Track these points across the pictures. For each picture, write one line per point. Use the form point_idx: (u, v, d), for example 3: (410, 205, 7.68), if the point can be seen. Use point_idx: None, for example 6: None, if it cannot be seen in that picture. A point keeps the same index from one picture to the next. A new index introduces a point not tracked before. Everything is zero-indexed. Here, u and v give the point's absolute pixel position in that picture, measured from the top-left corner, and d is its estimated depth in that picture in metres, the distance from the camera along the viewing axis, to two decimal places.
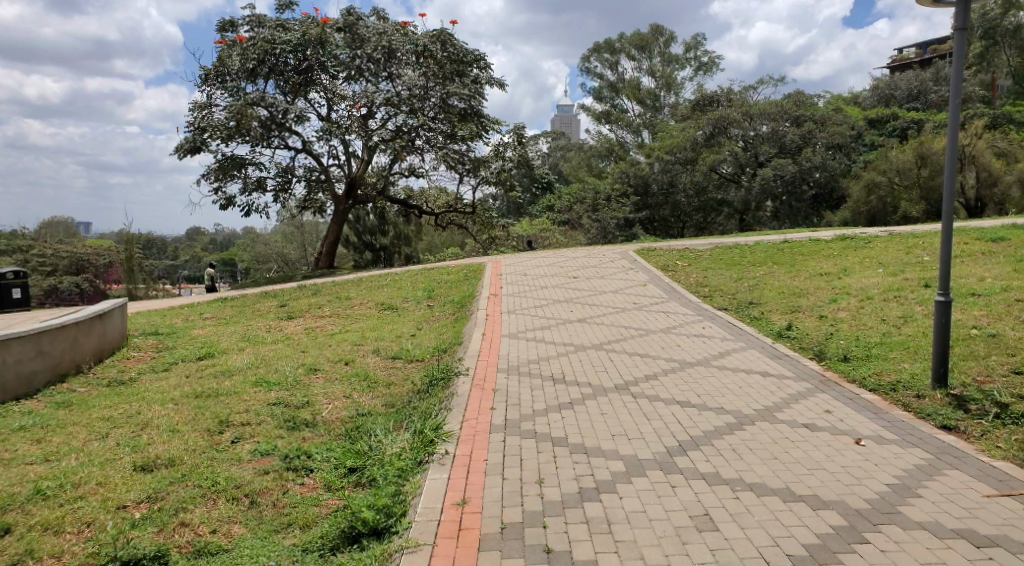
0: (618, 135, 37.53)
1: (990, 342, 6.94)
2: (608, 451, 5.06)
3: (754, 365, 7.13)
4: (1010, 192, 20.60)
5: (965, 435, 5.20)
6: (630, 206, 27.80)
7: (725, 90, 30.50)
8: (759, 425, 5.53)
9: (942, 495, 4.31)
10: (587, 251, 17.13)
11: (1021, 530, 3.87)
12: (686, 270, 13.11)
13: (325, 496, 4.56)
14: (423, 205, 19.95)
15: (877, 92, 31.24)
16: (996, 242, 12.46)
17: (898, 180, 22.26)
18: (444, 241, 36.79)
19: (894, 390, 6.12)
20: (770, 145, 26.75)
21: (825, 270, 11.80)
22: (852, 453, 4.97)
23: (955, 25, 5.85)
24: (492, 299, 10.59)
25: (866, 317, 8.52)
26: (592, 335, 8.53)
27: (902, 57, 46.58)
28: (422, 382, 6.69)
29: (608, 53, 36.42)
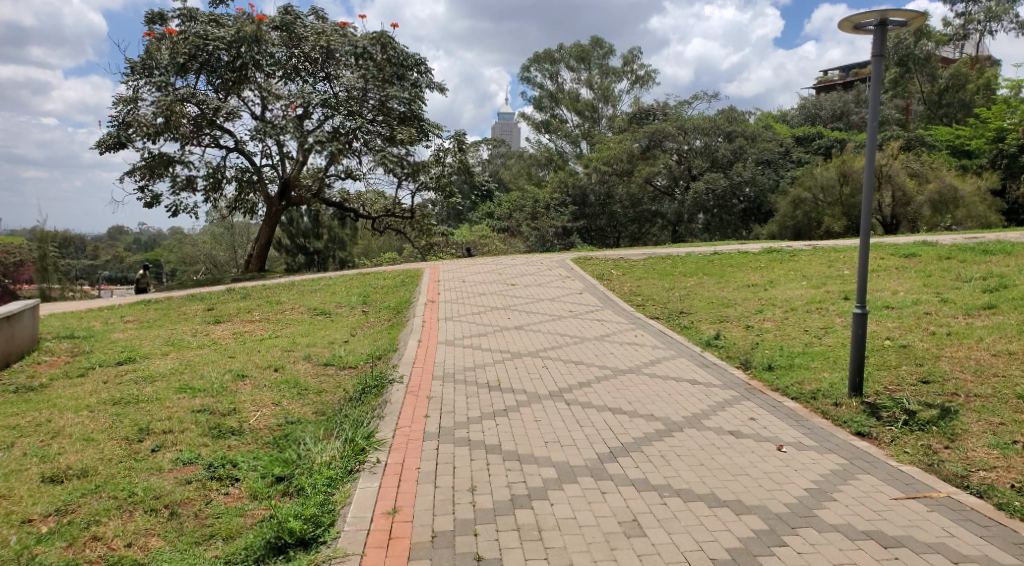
0: (557, 145, 38.07)
1: (902, 353, 7.32)
2: (541, 458, 5.09)
3: (683, 374, 7.31)
4: (922, 211, 21.83)
5: (877, 441, 5.46)
6: (568, 215, 28.26)
7: (661, 104, 31.31)
8: (687, 432, 5.67)
9: (855, 498, 4.51)
10: (526, 258, 17.17)
11: (926, 531, 4.08)
12: (622, 280, 13.34)
13: (250, 506, 4.44)
14: (360, 209, 19.61)
15: (804, 112, 32.56)
16: (909, 258, 13.14)
17: (822, 197, 23.23)
18: (381, 245, 36.37)
19: (814, 398, 6.38)
20: (703, 160, 27.56)
21: (753, 282, 12.22)
22: (774, 459, 5.15)
23: (873, 52, 6.16)
24: (430, 306, 10.52)
25: (789, 328, 8.86)
26: (528, 342, 8.58)
27: (826, 79, 48.79)
28: (353, 390, 6.58)
29: (548, 63, 36.89)
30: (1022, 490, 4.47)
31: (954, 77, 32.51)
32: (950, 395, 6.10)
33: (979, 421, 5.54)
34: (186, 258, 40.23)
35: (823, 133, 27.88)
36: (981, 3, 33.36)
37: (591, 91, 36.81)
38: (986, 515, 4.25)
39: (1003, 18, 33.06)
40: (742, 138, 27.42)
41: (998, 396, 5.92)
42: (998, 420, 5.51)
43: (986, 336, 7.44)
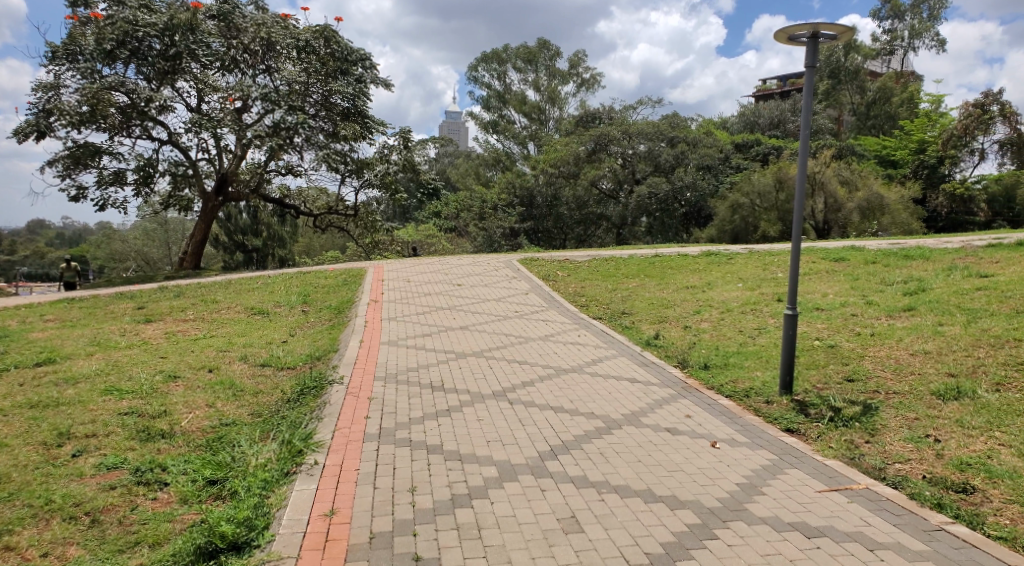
0: (505, 146, 38.18)
1: (829, 352, 7.64)
2: (483, 457, 5.12)
3: (623, 372, 7.45)
4: (851, 217, 22.71)
5: (805, 436, 5.69)
6: (516, 216, 28.50)
7: (606, 109, 31.85)
8: (626, 430, 5.79)
9: (782, 492, 4.69)
10: (472, 258, 17.21)
11: (846, 522, 4.28)
12: (567, 280, 13.48)
13: (180, 511, 4.34)
14: (301, 205, 19.27)
15: (743, 119, 33.52)
16: (839, 262, 13.71)
17: (759, 202, 23.94)
18: (324, 245, 35.80)
19: (747, 396, 6.60)
20: (646, 164, 28.10)
21: (692, 283, 12.55)
22: (708, 455, 5.31)
23: (806, 63, 6.40)
24: (373, 306, 10.40)
25: (725, 328, 9.14)
26: (472, 342, 8.59)
27: (764, 88, 50.41)
28: (292, 391, 6.47)
29: (495, 64, 37.00)
30: (933, 481, 4.73)
31: (880, 90, 33.89)
32: (872, 393, 6.40)
33: (897, 416, 5.83)
34: (116, 254, 38.76)
35: (761, 140, 28.77)
36: (905, 20, 35.27)
37: (538, 93, 37.06)
38: (900, 505, 4.48)
39: (926, 35, 35.03)
40: (683, 143, 27.96)
41: (915, 393, 6.24)
42: (913, 415, 5.81)
43: (907, 336, 7.82)
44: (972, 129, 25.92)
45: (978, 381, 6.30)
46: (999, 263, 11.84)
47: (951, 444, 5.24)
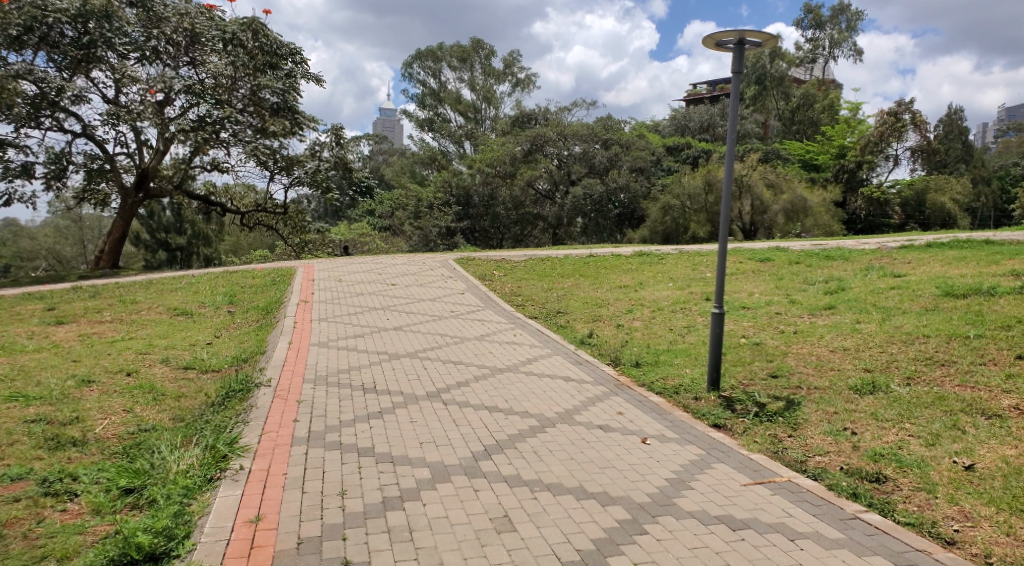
0: (440, 145, 38.09)
1: (755, 349, 7.89)
2: (415, 459, 5.07)
3: (558, 371, 7.50)
4: (776, 220, 23.56)
5: (731, 431, 5.85)
6: (452, 215, 28.43)
7: (542, 109, 32.12)
8: (559, 428, 5.83)
9: (709, 486, 4.81)
10: (407, 258, 17.00)
11: (769, 513, 4.42)
12: (503, 280, 13.48)
13: (92, 522, 4.12)
14: (228, 203, 18.68)
15: (674, 123, 34.26)
16: (765, 262, 14.20)
17: (689, 204, 24.52)
18: (252, 244, 34.87)
19: (676, 393, 6.74)
20: (581, 165, 28.44)
21: (625, 283, 12.76)
22: (639, 451, 5.40)
23: (733, 69, 6.57)
24: (302, 307, 10.16)
25: (656, 326, 9.32)
26: (406, 343, 8.49)
27: (694, 93, 51.84)
28: (216, 394, 6.26)
29: (430, 61, 36.76)
30: (849, 471, 4.94)
31: (805, 96, 35.27)
32: (795, 389, 6.64)
33: (817, 411, 6.07)
34: (24, 253, 36.76)
35: (691, 143, 29.53)
36: (826, 30, 36.90)
37: (473, 92, 37.03)
38: (819, 496, 4.65)
39: (844, 45, 36.66)
40: (617, 146, 28.49)
41: (834, 388, 6.52)
42: (832, 409, 6.05)
43: (826, 334, 8.16)
44: (888, 136, 28.42)
45: (892, 375, 6.63)
46: (910, 263, 12.50)
47: (867, 436, 5.49)
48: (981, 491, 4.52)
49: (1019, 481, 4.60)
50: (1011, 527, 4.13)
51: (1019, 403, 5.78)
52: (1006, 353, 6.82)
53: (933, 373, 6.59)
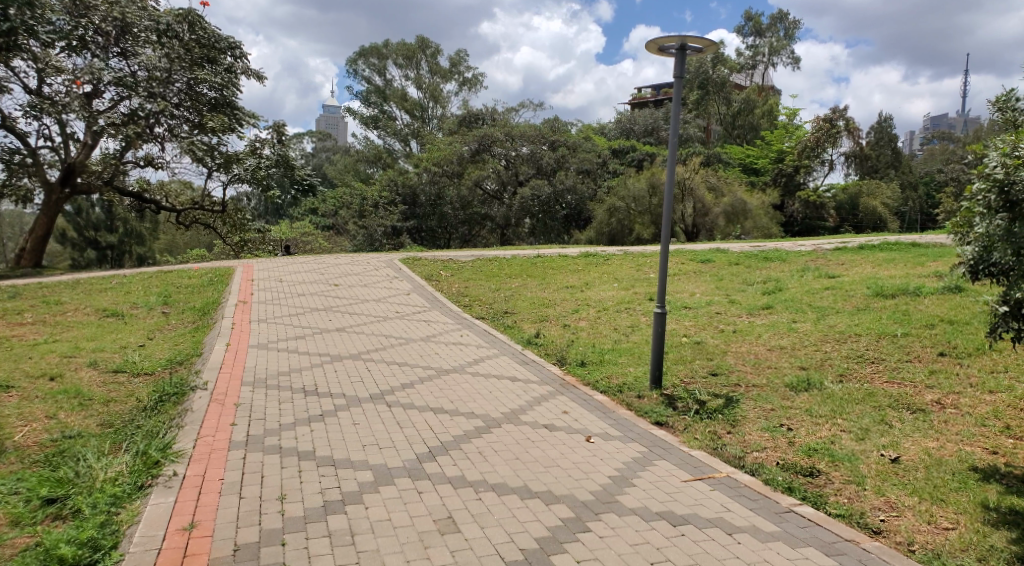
0: (386, 143, 37.71)
1: (696, 348, 8.05)
2: (357, 462, 4.98)
3: (504, 371, 7.50)
4: (717, 222, 24.14)
5: (672, 429, 5.95)
6: (398, 215, 28.22)
7: (489, 109, 32.13)
8: (504, 428, 5.82)
9: (651, 482, 4.88)
10: (350, 257, 16.77)
11: (707, 509, 4.50)
12: (449, 280, 13.43)
13: (9, 535, 3.91)
14: (162, 200, 18.04)
15: (620, 126, 34.69)
16: (706, 263, 14.55)
17: (634, 206, 24.89)
18: (188, 243, 33.84)
19: (620, 391, 6.82)
20: (528, 166, 28.54)
21: (572, 283, 12.87)
22: (583, 449, 5.44)
23: (674, 73, 6.68)
24: (240, 307, 9.91)
25: (601, 326, 9.42)
26: (350, 344, 8.37)
27: (638, 97, 52.67)
28: (149, 399, 6.05)
29: (375, 58, 36.37)
30: (785, 466, 5.07)
31: (745, 101, 36.21)
32: (734, 386, 6.80)
33: (756, 407, 6.23)
34: None
35: (636, 147, 29.99)
36: (766, 38, 38.04)
37: (419, 90, 36.80)
38: (757, 490, 4.76)
39: (783, 53, 37.85)
40: (563, 148, 28.72)
41: (771, 385, 6.70)
42: (769, 406, 6.22)
43: (763, 333, 8.40)
44: (823, 142, 29.48)
45: (825, 372, 6.86)
46: (843, 265, 12.97)
47: (801, 432, 5.65)
48: (906, 482, 4.71)
49: (939, 472, 4.83)
50: (932, 515, 4.32)
51: (941, 398, 6.07)
52: (929, 350, 7.15)
53: (863, 370, 6.85)
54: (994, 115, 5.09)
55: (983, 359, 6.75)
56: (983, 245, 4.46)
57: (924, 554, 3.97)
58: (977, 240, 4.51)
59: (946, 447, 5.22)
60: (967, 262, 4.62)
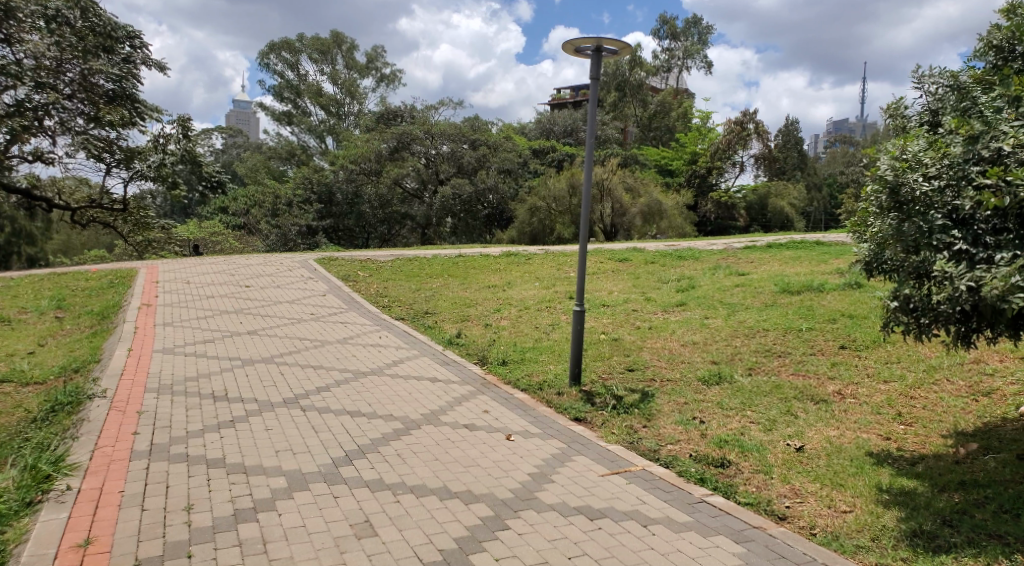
0: (300, 139, 36.75)
1: (614, 344, 8.21)
2: (270, 468, 4.83)
3: (423, 372, 7.42)
4: (634, 221, 24.65)
5: (591, 424, 6.03)
6: (313, 214, 27.67)
7: (408, 107, 31.76)
8: (424, 429, 5.77)
9: (570, 478, 4.94)
10: (262, 258, 16.26)
11: (624, 502, 4.59)
12: (368, 280, 13.21)
13: None
14: (53, 197, 15.47)
15: (539, 126, 34.99)
16: (624, 261, 14.87)
17: (554, 206, 25.18)
18: (85, 242, 31.99)
19: (541, 389, 6.87)
20: (449, 165, 28.40)
21: (493, 283, 12.86)
22: (503, 448, 5.44)
23: (591, 74, 6.76)
24: (144, 311, 9.41)
25: (523, 325, 9.45)
26: (262, 347, 8.11)
27: (558, 98, 53.33)
28: (40, 409, 5.68)
29: (287, 53, 35.37)
30: (697, 458, 5.23)
31: (661, 104, 37.27)
32: (649, 381, 6.97)
33: (670, 401, 6.41)
34: None
35: (556, 147, 30.34)
36: (680, 42, 39.27)
37: (335, 86, 36.05)
38: (670, 482, 4.90)
39: (696, 57, 39.14)
40: (485, 147, 28.70)
41: (684, 380, 6.90)
42: (683, 400, 6.41)
43: (678, 329, 8.62)
44: (734, 144, 30.63)
45: (736, 366, 7.12)
46: (753, 263, 13.49)
47: (713, 424, 5.84)
48: (809, 470, 4.95)
49: (839, 458, 5.09)
50: (832, 500, 4.54)
51: (841, 389, 6.40)
52: (831, 343, 7.53)
53: (771, 363, 7.15)
54: (886, 122, 5.43)
55: (879, 351, 7.17)
56: (876, 243, 4.73)
57: (824, 536, 4.16)
58: (872, 239, 4.78)
59: (845, 434, 5.50)
60: (864, 261, 4.88)
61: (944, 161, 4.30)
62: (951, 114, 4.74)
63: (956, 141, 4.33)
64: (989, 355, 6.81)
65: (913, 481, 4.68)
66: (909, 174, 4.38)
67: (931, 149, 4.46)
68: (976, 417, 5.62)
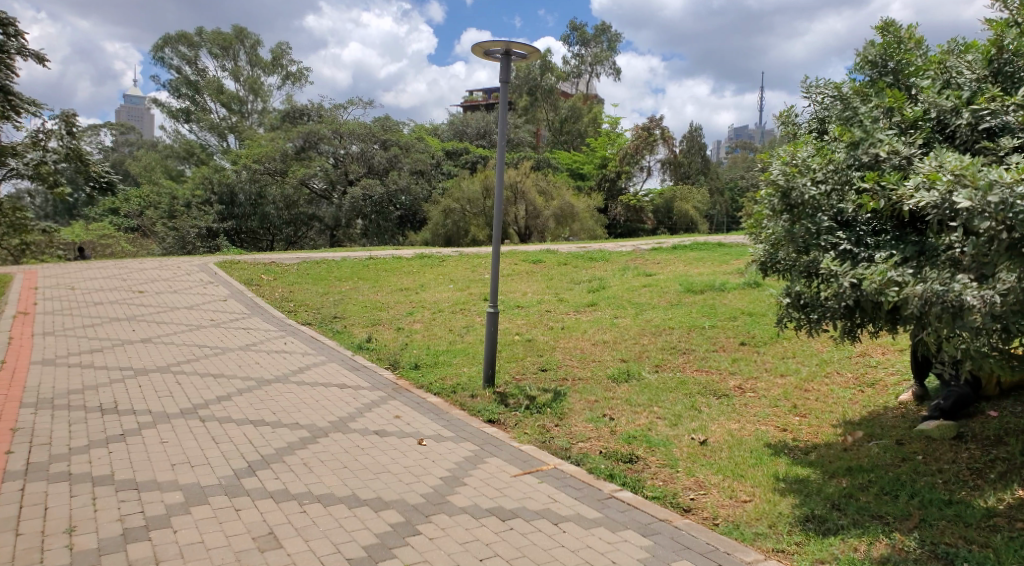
0: (200, 138, 35.23)
1: (527, 345, 8.26)
2: (165, 483, 4.58)
3: (332, 378, 7.24)
4: (547, 224, 24.92)
5: (503, 425, 6.04)
6: (214, 215, 26.52)
7: (316, 106, 31.00)
8: (332, 436, 5.62)
9: (482, 480, 4.93)
10: (157, 261, 15.46)
11: (536, 501, 4.62)
12: (273, 285, 12.79)
13: None
14: None
15: (453, 127, 34.88)
16: (537, 263, 15.01)
17: (468, 208, 25.13)
18: None
19: (454, 392, 6.82)
20: (359, 166, 27.89)
21: (405, 285, 12.72)
22: (414, 453, 5.38)
23: (500, 78, 6.78)
24: (21, 320, 8.77)
25: (436, 328, 9.37)
26: (157, 356, 7.70)
27: (470, 100, 53.40)
28: None
29: (185, 47, 33.80)
30: (607, 454, 5.33)
31: (572, 109, 37.93)
32: (561, 380, 7.05)
33: (580, 400, 6.50)
34: None
35: (469, 149, 30.31)
36: (590, 49, 40.15)
37: (238, 83, 34.79)
38: (581, 479, 4.96)
39: (606, 63, 40.11)
40: (396, 147, 28.39)
41: (595, 378, 7.03)
42: (593, 398, 6.52)
43: (589, 329, 8.78)
44: (642, 149, 31.72)
45: (643, 364, 7.32)
46: (659, 263, 13.92)
47: (622, 421, 5.97)
48: (712, 462, 5.13)
49: (739, 451, 5.30)
50: (733, 491, 4.72)
51: (741, 384, 6.68)
52: (732, 340, 7.84)
53: (676, 360, 7.38)
54: (778, 130, 5.69)
55: (776, 347, 7.53)
56: (770, 244, 4.96)
57: (725, 526, 4.31)
58: (766, 240, 5.00)
59: (745, 427, 5.74)
60: (760, 261, 5.11)
61: (830, 166, 4.55)
62: (836, 123, 5.03)
63: (840, 148, 4.59)
64: (874, 348, 7.27)
65: (806, 470, 4.92)
66: (798, 178, 4.59)
67: (818, 155, 4.70)
68: (862, 406, 5.98)
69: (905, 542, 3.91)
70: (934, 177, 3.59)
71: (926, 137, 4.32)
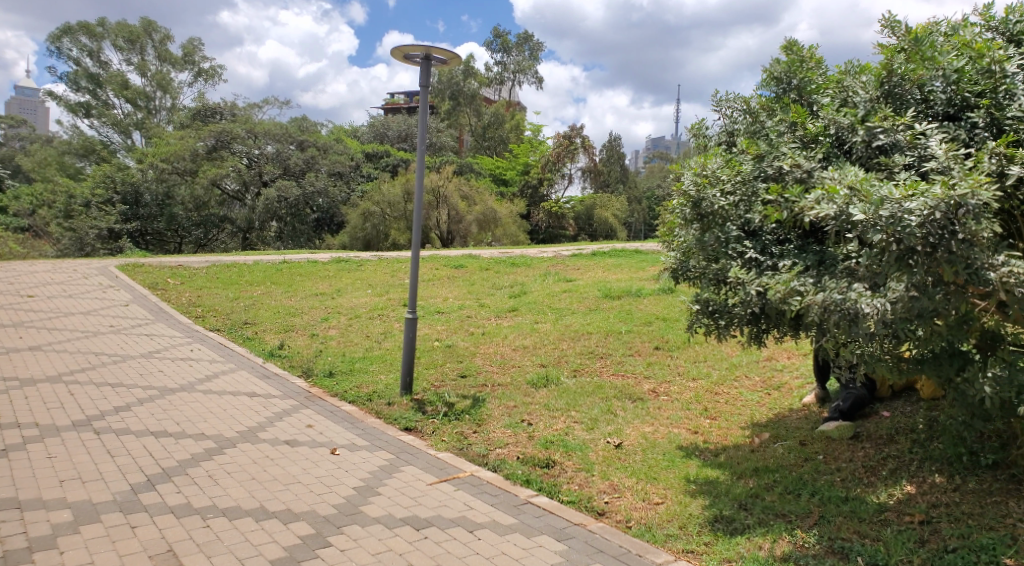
0: (101, 134, 33.44)
1: (446, 351, 8.18)
2: (52, 501, 4.27)
3: (241, 387, 6.97)
4: (470, 229, 24.87)
5: (421, 433, 5.95)
6: (117, 215, 25.12)
7: (229, 104, 29.96)
8: (239, 447, 5.40)
9: (397, 489, 4.83)
10: (51, 264, 14.51)
11: (451, 509, 4.56)
12: (179, 289, 12.23)
13: None
14: None
15: (373, 130, 34.41)
16: (458, 268, 14.94)
17: (389, 212, 24.76)
18: None
19: (369, 400, 6.68)
20: (273, 166, 27.06)
21: (321, 290, 12.42)
22: (327, 462, 5.23)
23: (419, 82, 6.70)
24: None
25: (353, 334, 9.18)
26: (47, 365, 7.21)
27: (392, 103, 52.83)
28: None
29: (86, 38, 32.05)
30: (524, 459, 5.33)
31: (495, 115, 38.07)
32: (481, 386, 7.01)
33: (499, 406, 6.48)
34: None
35: (390, 152, 29.92)
36: (512, 56, 40.45)
37: (144, 78, 33.23)
38: (497, 485, 4.94)
39: (528, 72, 40.51)
40: (312, 150, 27.78)
41: (514, 384, 7.02)
42: (512, 403, 6.51)
43: (509, 334, 8.79)
44: (564, 157, 32.07)
45: (562, 369, 7.37)
46: (580, 269, 14.10)
47: (540, 425, 5.99)
48: (626, 465, 5.21)
49: (653, 453, 5.40)
50: (646, 493, 4.80)
51: (656, 387, 6.82)
52: (647, 345, 8.01)
53: (594, 365, 7.48)
54: (689, 141, 5.85)
55: (689, 351, 7.74)
56: (683, 252, 5.10)
57: (639, 529, 4.36)
58: (679, 249, 5.15)
59: (659, 430, 5.86)
60: (672, 268, 5.24)
61: (738, 178, 4.70)
62: (743, 136, 5.22)
63: (747, 161, 4.75)
64: (780, 353, 7.59)
65: (716, 471, 5.06)
66: (708, 190, 4.74)
67: (726, 167, 4.85)
68: (768, 409, 6.21)
69: (806, 538, 4.07)
70: (831, 191, 3.75)
71: (825, 152, 4.52)
